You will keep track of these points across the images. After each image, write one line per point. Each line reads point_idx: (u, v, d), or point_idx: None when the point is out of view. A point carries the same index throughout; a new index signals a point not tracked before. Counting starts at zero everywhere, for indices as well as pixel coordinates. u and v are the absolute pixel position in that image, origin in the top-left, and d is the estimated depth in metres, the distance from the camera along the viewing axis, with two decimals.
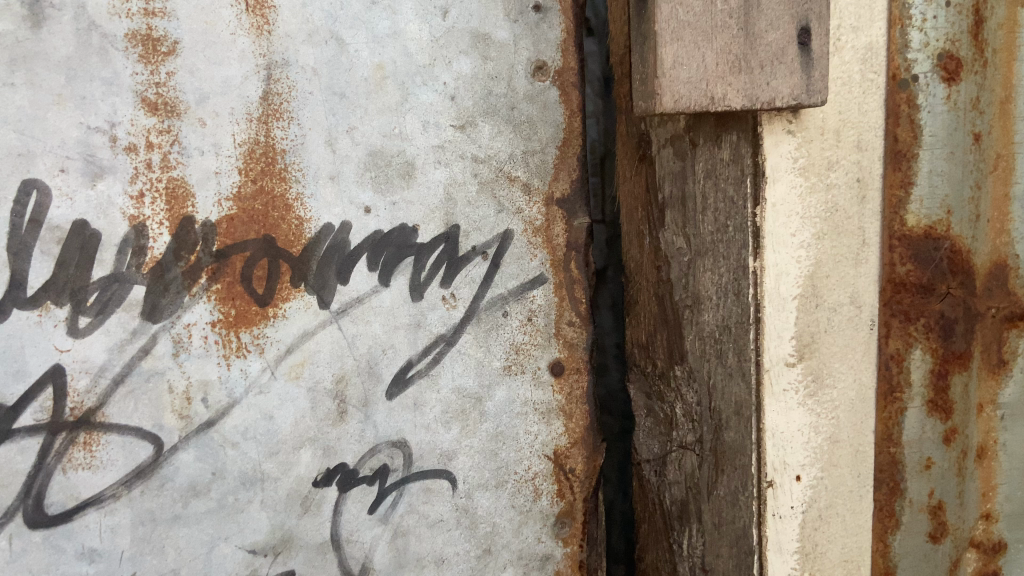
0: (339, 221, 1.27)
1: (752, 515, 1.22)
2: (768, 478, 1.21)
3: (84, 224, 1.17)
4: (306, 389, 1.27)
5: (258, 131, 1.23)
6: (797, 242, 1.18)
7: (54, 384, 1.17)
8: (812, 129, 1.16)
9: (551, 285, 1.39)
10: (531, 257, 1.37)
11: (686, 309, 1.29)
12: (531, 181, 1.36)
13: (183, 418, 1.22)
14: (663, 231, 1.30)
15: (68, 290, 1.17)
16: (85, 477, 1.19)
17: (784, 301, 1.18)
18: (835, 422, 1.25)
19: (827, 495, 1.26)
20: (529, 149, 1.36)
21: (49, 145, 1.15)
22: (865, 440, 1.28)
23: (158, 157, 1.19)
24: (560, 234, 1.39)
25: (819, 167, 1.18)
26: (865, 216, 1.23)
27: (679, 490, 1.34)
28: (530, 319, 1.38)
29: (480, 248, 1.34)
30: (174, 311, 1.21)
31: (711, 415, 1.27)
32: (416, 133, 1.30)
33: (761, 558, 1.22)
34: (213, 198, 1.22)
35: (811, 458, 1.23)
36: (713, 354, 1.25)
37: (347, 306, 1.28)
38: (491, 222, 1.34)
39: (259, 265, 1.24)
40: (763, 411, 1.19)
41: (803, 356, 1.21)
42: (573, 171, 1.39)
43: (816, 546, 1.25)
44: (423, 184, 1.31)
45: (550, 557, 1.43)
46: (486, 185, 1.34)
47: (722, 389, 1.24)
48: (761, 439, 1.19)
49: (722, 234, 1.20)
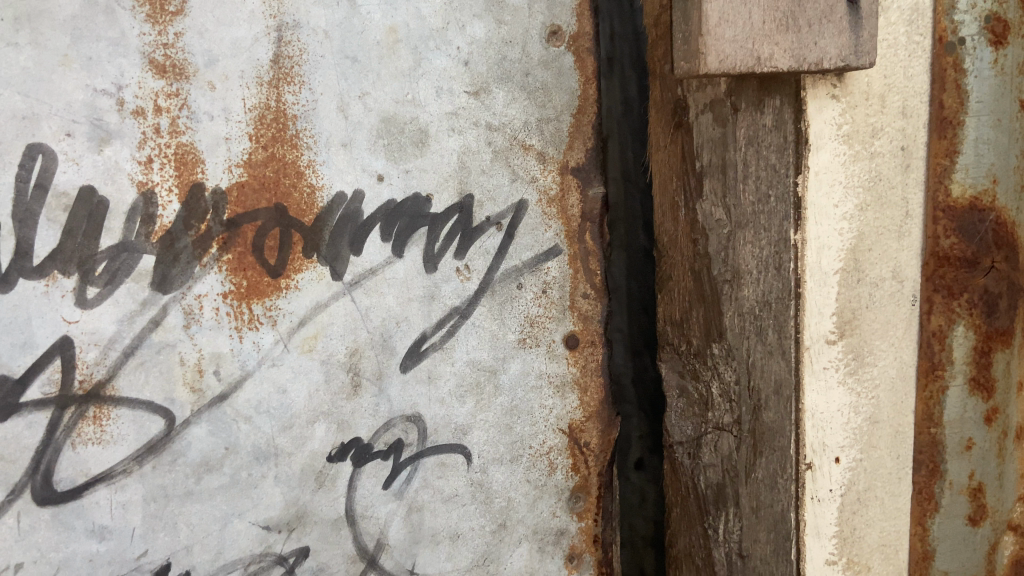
0: (352, 190, 1.21)
1: (790, 499, 1.16)
2: (807, 460, 1.15)
3: (92, 190, 1.11)
4: (319, 363, 1.22)
5: (269, 96, 1.17)
6: (840, 214, 1.12)
7: (63, 356, 1.12)
8: (857, 94, 1.10)
9: (567, 257, 1.33)
10: (545, 228, 1.32)
11: (725, 285, 1.19)
12: (546, 150, 1.31)
13: (195, 392, 1.17)
14: (699, 201, 1.21)
15: (76, 259, 1.12)
16: (96, 453, 1.14)
17: (825, 276, 1.12)
18: (875, 402, 1.21)
19: (866, 477, 1.23)
20: (543, 117, 1.30)
21: (55, 108, 1.09)
22: (905, 420, 1.25)
23: (166, 121, 1.14)
24: (575, 204, 1.33)
25: (863, 134, 1.12)
26: (909, 185, 1.18)
27: (714, 474, 1.26)
28: (545, 292, 1.32)
29: (494, 219, 1.29)
30: (185, 281, 1.16)
31: (749, 395, 1.19)
32: (429, 99, 1.24)
33: (800, 543, 1.17)
34: (223, 164, 1.16)
35: (850, 439, 1.20)
36: (751, 331, 1.17)
37: (360, 279, 1.23)
38: (505, 192, 1.29)
39: (270, 235, 1.19)
40: (803, 390, 1.13)
41: (844, 333, 1.16)
42: (587, 140, 1.33)
43: (855, 530, 1.23)
44: (437, 152, 1.25)
45: (565, 531, 1.38)
46: (501, 154, 1.28)
47: (762, 369, 1.16)
48: (800, 420, 1.14)
49: (761, 203, 1.12)
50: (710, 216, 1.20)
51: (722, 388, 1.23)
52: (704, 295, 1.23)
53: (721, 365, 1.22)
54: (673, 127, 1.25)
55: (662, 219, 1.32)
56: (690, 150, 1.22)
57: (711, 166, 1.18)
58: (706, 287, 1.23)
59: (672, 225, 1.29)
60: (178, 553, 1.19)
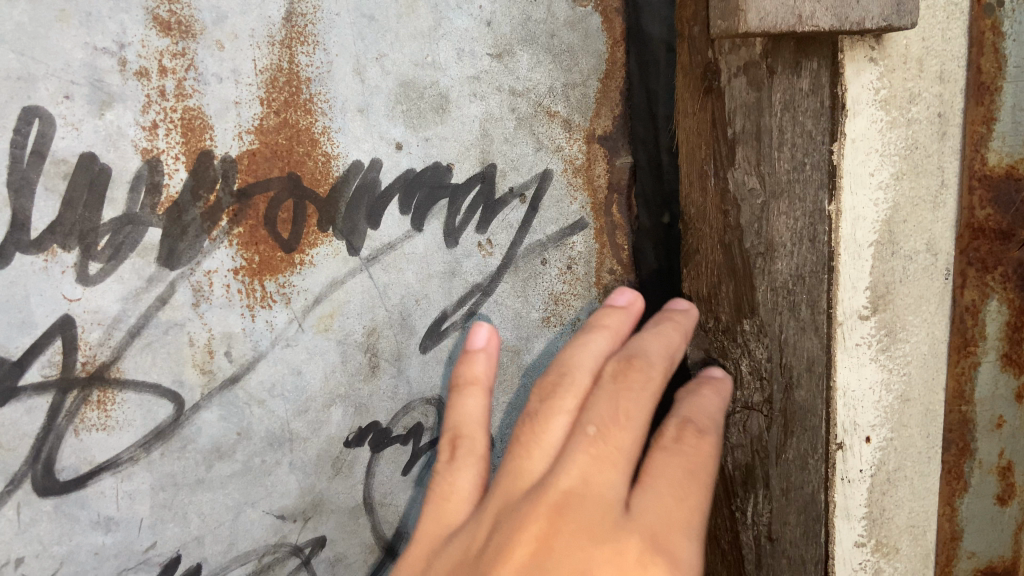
0: (369, 159, 1.21)
1: (820, 479, 1.13)
2: (838, 439, 1.12)
3: (92, 157, 1.09)
4: (335, 342, 1.21)
5: (281, 57, 1.15)
6: (876, 182, 1.07)
7: (64, 337, 1.09)
8: (894, 57, 1.05)
9: (593, 230, 1.35)
10: (571, 200, 1.33)
11: (757, 258, 1.14)
12: (572, 117, 1.31)
13: (205, 374, 1.16)
14: (731, 168, 1.15)
15: (77, 232, 1.09)
16: (100, 440, 1.12)
17: (860, 248, 1.08)
18: (906, 379, 1.16)
19: (896, 457, 1.18)
20: (569, 82, 1.31)
21: (53, 68, 1.06)
22: (934, 397, 1.20)
23: (172, 83, 1.11)
24: (602, 174, 1.34)
25: (900, 100, 1.07)
26: (944, 153, 1.14)
27: (742, 457, 1.22)
28: (570, 267, 1.34)
29: (518, 190, 1.29)
30: (194, 256, 1.14)
31: (781, 372, 1.15)
32: (450, 63, 1.24)
33: (829, 525, 1.14)
34: (233, 130, 1.14)
35: (881, 418, 1.15)
36: (783, 307, 1.13)
37: (378, 253, 1.22)
38: (529, 160, 1.29)
39: (284, 207, 1.17)
40: (834, 368, 1.09)
41: (878, 309, 1.11)
42: (614, 107, 1.34)
43: (884, 511, 1.18)
44: (457, 118, 1.25)
45: None
46: (526, 120, 1.29)
47: (794, 345, 1.12)
48: (831, 398, 1.10)
49: (798, 172, 1.07)
50: (738, 184, 1.14)
51: (751, 366, 1.18)
52: (733, 268, 1.18)
53: (751, 342, 1.17)
54: (702, 93, 1.19)
55: (689, 190, 1.27)
56: (721, 115, 1.16)
57: (744, 133, 1.12)
58: (735, 260, 1.18)
59: (700, 196, 1.24)
60: (187, 546, 1.18)
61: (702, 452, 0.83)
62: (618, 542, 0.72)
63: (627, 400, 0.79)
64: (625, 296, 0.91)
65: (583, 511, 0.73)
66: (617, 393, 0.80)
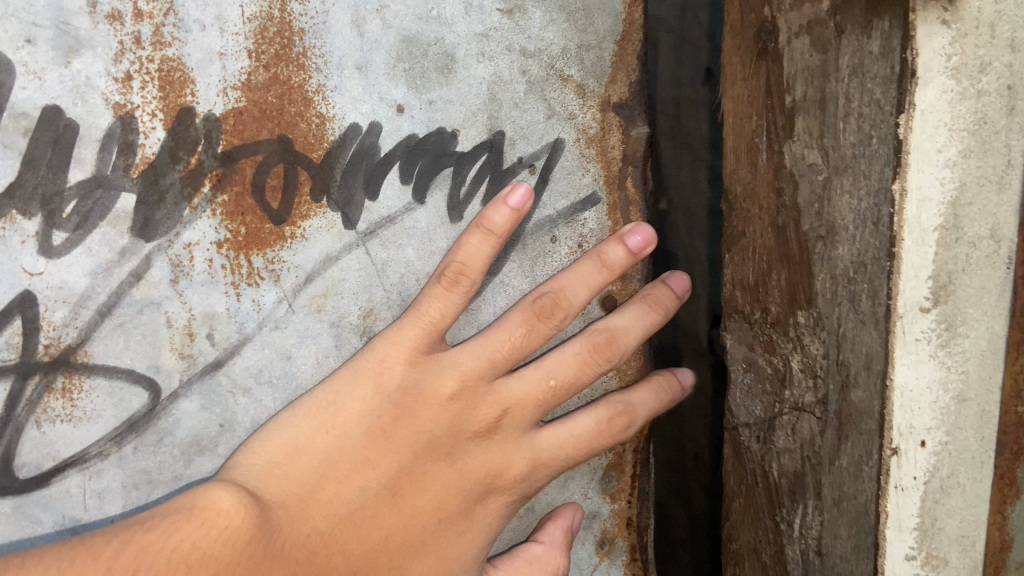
0: (368, 122, 1.09)
1: (872, 488, 1.04)
2: (893, 445, 1.02)
3: (57, 111, 1.00)
4: (329, 325, 1.11)
5: (272, 3, 1.04)
6: (943, 160, 0.96)
7: (24, 316, 1.02)
8: (968, 20, 0.94)
9: (606, 207, 1.21)
10: (583, 171, 1.19)
11: (817, 242, 1.03)
12: (586, 83, 1.18)
13: (184, 359, 1.07)
14: (787, 142, 1.04)
15: (39, 197, 1.01)
16: (65, 431, 1.06)
17: (924, 235, 0.97)
18: (965, 377, 1.05)
19: (952, 461, 1.06)
20: (585, 43, 1.17)
21: (15, 7, 0.98)
22: (992, 398, 1.07)
23: (148, 28, 1.01)
24: (618, 145, 1.20)
25: (970, 69, 0.96)
26: (1013, 131, 1.01)
27: (791, 460, 1.12)
28: (581, 246, 1.20)
29: (527, 160, 1.16)
30: (171, 226, 1.04)
31: (838, 370, 1.04)
32: (456, 18, 1.12)
33: (879, 537, 1.05)
34: (218, 85, 1.03)
35: (937, 420, 1.04)
36: (844, 298, 1.02)
37: (376, 228, 1.11)
38: (539, 129, 1.16)
39: (274, 173, 1.06)
40: (893, 365, 1.00)
41: (939, 301, 1.00)
42: (632, 72, 1.20)
43: (936, 521, 1.07)
44: (464, 79, 1.12)
45: (597, 513, 1.34)
46: (536, 85, 1.16)
47: (852, 340, 1.02)
48: (887, 399, 1.00)
49: (864, 146, 0.96)
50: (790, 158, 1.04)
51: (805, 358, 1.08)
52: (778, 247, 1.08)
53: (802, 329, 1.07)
54: (756, 58, 1.06)
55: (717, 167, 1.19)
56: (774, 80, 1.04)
57: (807, 101, 1.00)
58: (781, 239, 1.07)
59: (750, 172, 1.11)
60: None
61: (616, 434, 1.13)
62: (512, 461, 1.07)
63: (584, 368, 1.10)
64: (640, 237, 1.11)
65: (507, 433, 1.07)
66: (580, 361, 1.10)
